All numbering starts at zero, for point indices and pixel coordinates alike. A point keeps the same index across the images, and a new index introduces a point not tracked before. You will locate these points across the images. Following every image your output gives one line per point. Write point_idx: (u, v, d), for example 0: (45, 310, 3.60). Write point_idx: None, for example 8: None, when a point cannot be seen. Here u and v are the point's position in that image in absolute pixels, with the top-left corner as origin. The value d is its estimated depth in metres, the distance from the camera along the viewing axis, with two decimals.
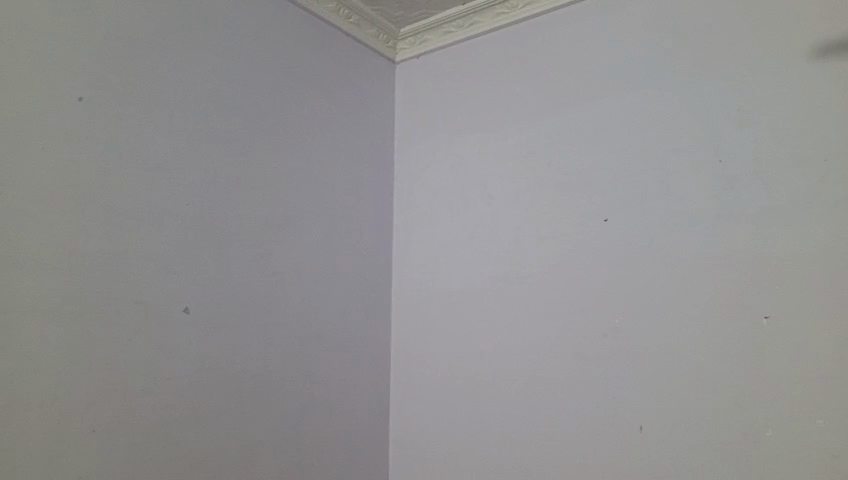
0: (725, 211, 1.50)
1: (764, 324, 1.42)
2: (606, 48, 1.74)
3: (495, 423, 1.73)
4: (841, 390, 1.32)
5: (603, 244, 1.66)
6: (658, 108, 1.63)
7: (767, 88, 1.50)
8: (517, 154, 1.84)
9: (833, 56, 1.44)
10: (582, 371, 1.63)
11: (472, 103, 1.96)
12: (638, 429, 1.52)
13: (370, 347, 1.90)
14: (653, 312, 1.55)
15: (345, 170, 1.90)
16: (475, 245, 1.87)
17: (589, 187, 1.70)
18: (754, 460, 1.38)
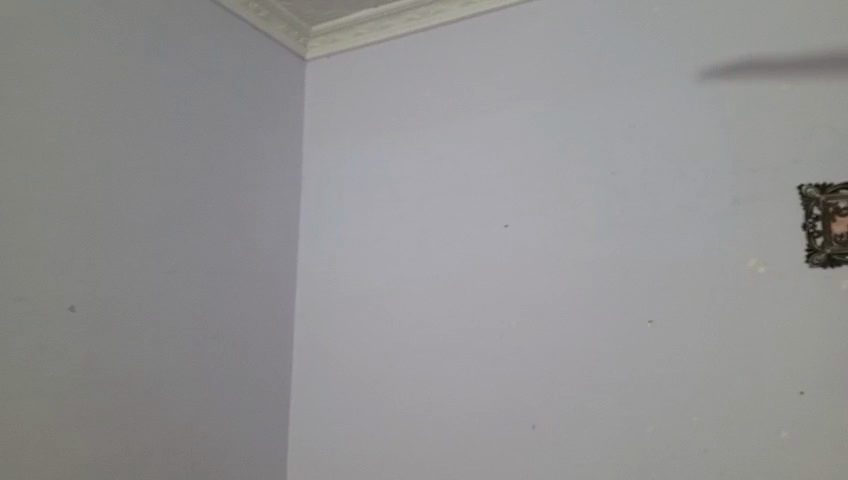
0: (618, 220, 1.59)
1: (648, 327, 1.51)
2: (513, 59, 1.79)
3: (395, 424, 1.75)
4: (715, 389, 1.43)
5: (504, 249, 1.71)
6: (560, 119, 1.70)
7: (660, 106, 1.59)
8: (425, 158, 1.86)
9: (717, 79, 1.54)
10: (481, 371, 1.67)
11: (382, 106, 1.96)
12: (531, 427, 1.59)
13: (271, 348, 1.86)
14: (550, 315, 1.62)
15: (250, 165, 1.85)
16: (379, 247, 1.88)
17: (493, 193, 1.75)
18: (637, 455, 1.47)
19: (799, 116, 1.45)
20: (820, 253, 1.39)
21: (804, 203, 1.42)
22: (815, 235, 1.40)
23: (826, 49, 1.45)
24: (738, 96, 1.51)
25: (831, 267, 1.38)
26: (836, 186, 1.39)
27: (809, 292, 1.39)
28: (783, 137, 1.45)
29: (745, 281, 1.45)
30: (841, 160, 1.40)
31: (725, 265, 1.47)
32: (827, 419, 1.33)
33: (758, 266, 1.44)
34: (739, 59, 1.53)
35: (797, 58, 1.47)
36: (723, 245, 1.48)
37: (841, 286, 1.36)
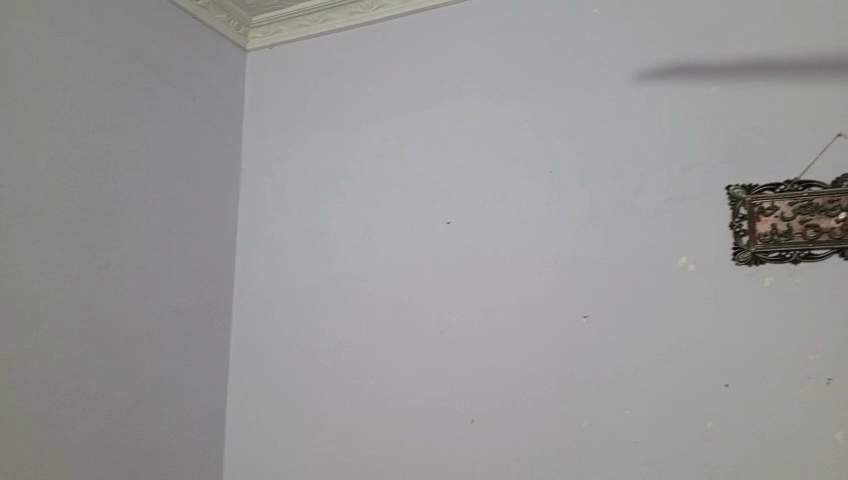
0: (557, 217, 1.62)
1: (584, 323, 1.55)
2: (457, 56, 1.80)
3: (334, 423, 1.74)
4: (647, 382, 1.47)
5: (446, 245, 1.72)
6: (502, 117, 1.72)
7: (599, 105, 1.63)
8: (367, 154, 1.85)
9: (654, 81, 1.59)
10: (421, 368, 1.68)
11: (324, 99, 1.94)
12: (470, 422, 1.60)
13: (207, 345, 1.81)
14: (491, 311, 1.64)
15: (187, 158, 1.80)
16: (319, 243, 1.86)
17: (436, 190, 1.76)
18: (574, 449, 1.50)
19: (729, 120, 1.51)
20: (745, 252, 1.45)
21: (731, 203, 1.47)
22: (741, 234, 1.46)
23: (755, 55, 1.51)
24: (673, 98, 1.56)
25: (756, 264, 1.44)
26: (762, 188, 1.45)
27: (735, 289, 1.44)
28: (714, 139, 1.51)
29: (676, 278, 1.49)
30: (766, 163, 1.46)
31: (658, 261, 1.51)
32: (750, 411, 1.39)
33: (688, 263, 1.49)
34: (674, 62, 1.58)
35: (728, 63, 1.53)
36: (656, 243, 1.52)
37: (765, 283, 1.43)
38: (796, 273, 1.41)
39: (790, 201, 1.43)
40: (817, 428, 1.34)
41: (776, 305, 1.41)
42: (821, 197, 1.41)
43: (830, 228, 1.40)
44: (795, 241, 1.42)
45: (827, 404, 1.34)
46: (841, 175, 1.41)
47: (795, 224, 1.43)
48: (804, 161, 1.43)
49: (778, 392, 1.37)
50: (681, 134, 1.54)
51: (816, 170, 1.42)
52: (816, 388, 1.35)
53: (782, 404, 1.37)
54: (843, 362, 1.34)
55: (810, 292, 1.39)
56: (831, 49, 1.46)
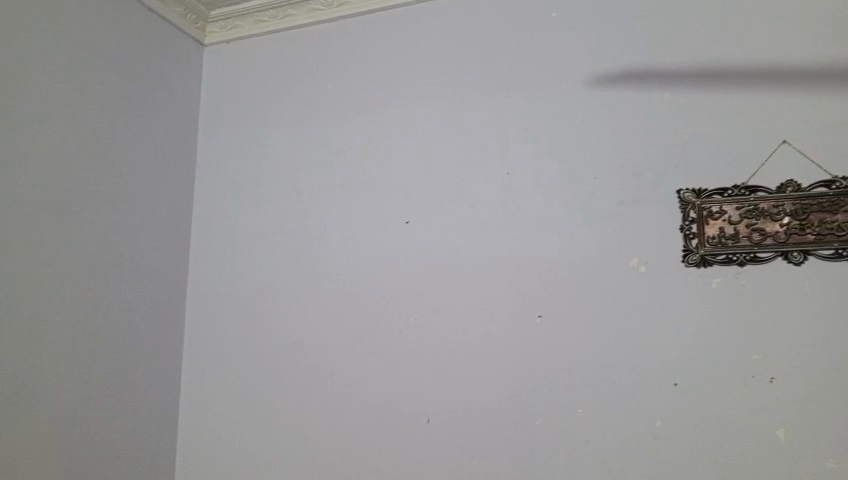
0: (514, 218, 1.64)
1: (539, 323, 1.57)
2: (417, 56, 1.81)
3: (289, 423, 1.72)
4: (600, 381, 1.50)
5: (404, 245, 1.72)
6: (461, 117, 1.73)
7: (556, 109, 1.65)
8: (325, 152, 1.84)
9: (609, 85, 1.62)
10: (378, 368, 1.68)
11: (282, 97, 1.92)
12: (426, 422, 1.61)
13: (159, 344, 1.78)
14: (448, 311, 1.65)
15: (141, 154, 1.76)
16: (276, 242, 1.84)
17: (394, 189, 1.76)
18: (527, 447, 1.52)
19: (681, 125, 1.54)
20: (694, 254, 1.49)
21: (681, 207, 1.51)
22: (690, 237, 1.50)
23: (706, 63, 1.55)
24: (628, 102, 1.59)
25: (704, 267, 1.48)
26: (710, 192, 1.50)
27: (684, 290, 1.48)
28: (666, 144, 1.55)
29: (627, 279, 1.52)
30: (715, 168, 1.50)
31: (610, 263, 1.54)
32: (697, 409, 1.42)
33: (639, 265, 1.52)
34: (629, 67, 1.61)
35: (681, 70, 1.57)
36: (609, 244, 1.55)
37: (712, 285, 1.47)
38: (741, 276, 1.45)
39: (737, 205, 1.48)
40: (760, 425, 1.38)
41: (723, 306, 1.45)
42: (766, 202, 1.46)
43: (775, 232, 1.44)
44: (741, 244, 1.46)
45: (770, 402, 1.38)
46: (785, 180, 1.45)
47: (741, 227, 1.47)
48: (751, 167, 1.48)
49: (724, 391, 1.42)
50: (634, 139, 1.57)
51: (762, 175, 1.47)
52: (761, 387, 1.39)
53: (728, 402, 1.41)
54: (785, 362, 1.39)
55: (755, 294, 1.44)
56: (779, 58, 1.50)
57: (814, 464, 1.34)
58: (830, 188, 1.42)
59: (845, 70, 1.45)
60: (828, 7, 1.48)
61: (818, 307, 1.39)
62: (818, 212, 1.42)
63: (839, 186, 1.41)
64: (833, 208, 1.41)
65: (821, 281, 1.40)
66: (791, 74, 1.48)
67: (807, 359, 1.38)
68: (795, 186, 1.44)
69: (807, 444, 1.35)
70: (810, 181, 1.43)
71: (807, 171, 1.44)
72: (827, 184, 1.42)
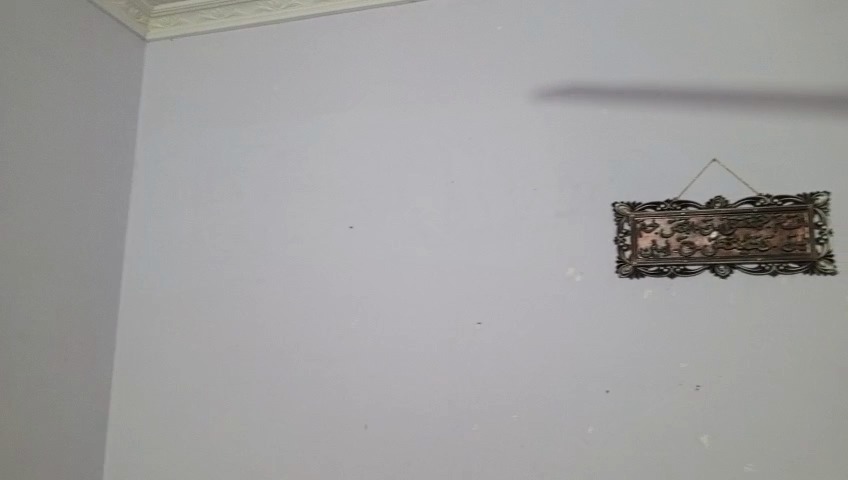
0: (455, 226, 1.66)
1: (477, 330, 1.59)
2: (364, 62, 1.81)
3: (225, 428, 1.70)
4: (533, 388, 1.53)
5: (346, 250, 1.72)
6: (406, 124, 1.75)
7: (499, 120, 1.68)
8: (268, 155, 1.83)
9: (551, 99, 1.66)
10: (316, 373, 1.67)
11: (225, 97, 1.89)
12: (363, 428, 1.61)
13: (87, 346, 1.72)
14: (388, 317, 1.65)
15: (76, 150, 1.70)
16: (214, 245, 1.81)
17: (338, 194, 1.76)
18: (462, 452, 1.54)
19: (618, 140, 1.59)
20: (627, 265, 1.53)
21: (615, 219, 1.56)
22: (624, 248, 1.54)
23: (643, 81, 1.61)
24: (568, 116, 1.64)
25: (636, 278, 1.53)
26: (644, 206, 1.55)
27: (616, 300, 1.53)
28: (603, 158, 1.60)
29: (563, 289, 1.56)
30: (649, 183, 1.56)
31: (547, 272, 1.58)
32: (627, 416, 1.47)
33: (574, 274, 1.56)
34: (571, 81, 1.66)
35: (620, 88, 1.62)
36: (547, 254, 1.59)
37: (644, 296, 1.52)
38: (672, 287, 1.50)
39: (668, 219, 1.53)
40: (687, 432, 1.43)
41: (654, 316, 1.50)
42: (696, 216, 1.52)
43: (703, 245, 1.50)
44: (672, 256, 1.51)
45: (695, 409, 1.44)
46: (714, 196, 1.51)
47: (672, 241, 1.52)
48: (682, 183, 1.54)
49: (653, 398, 1.46)
50: (574, 152, 1.62)
51: (692, 191, 1.53)
52: (687, 395, 1.45)
53: (656, 409, 1.46)
54: (710, 370, 1.45)
55: (683, 305, 1.49)
56: (711, 80, 1.57)
57: (734, 468, 1.40)
58: (755, 204, 1.48)
59: (772, 94, 1.52)
60: (758, 32, 1.56)
61: (742, 319, 1.45)
62: (744, 227, 1.48)
63: (763, 202, 1.48)
64: (757, 223, 1.47)
65: (745, 294, 1.46)
66: (722, 95, 1.55)
67: (730, 368, 1.44)
68: (722, 202, 1.50)
69: (729, 449, 1.41)
70: (736, 198, 1.50)
71: (734, 188, 1.51)
72: (752, 201, 1.49)
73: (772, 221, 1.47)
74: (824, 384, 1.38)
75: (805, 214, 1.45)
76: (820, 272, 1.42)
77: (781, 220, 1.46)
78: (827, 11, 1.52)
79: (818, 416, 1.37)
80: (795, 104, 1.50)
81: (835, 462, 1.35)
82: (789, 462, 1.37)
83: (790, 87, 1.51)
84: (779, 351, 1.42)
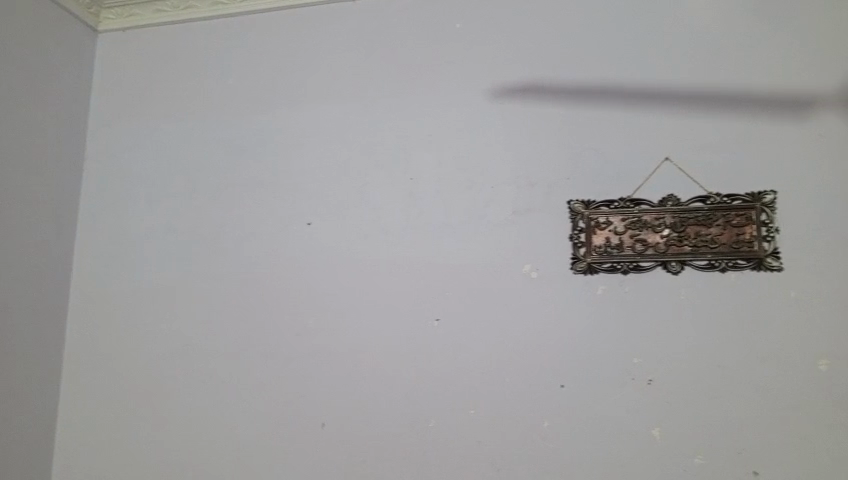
0: (414, 223, 1.66)
1: (436, 326, 1.59)
2: (324, 57, 1.79)
3: (178, 429, 1.67)
4: (491, 383, 1.55)
5: (303, 246, 1.70)
6: (366, 121, 1.74)
7: (458, 117, 1.69)
8: (224, 150, 1.80)
9: (508, 98, 1.68)
10: (273, 371, 1.65)
11: (180, 91, 1.86)
12: (320, 426, 1.60)
13: (33, 345, 1.67)
14: (346, 314, 1.64)
15: (22, 143, 1.65)
16: (168, 241, 1.78)
17: (296, 190, 1.74)
18: (419, 448, 1.54)
19: (575, 139, 1.62)
20: (582, 262, 1.56)
21: (571, 216, 1.59)
22: (579, 245, 1.57)
23: (600, 80, 1.64)
24: (526, 115, 1.66)
25: (591, 274, 1.55)
26: (598, 204, 1.58)
27: (572, 296, 1.55)
28: (559, 156, 1.62)
29: (520, 285, 1.58)
30: (604, 181, 1.59)
31: (505, 269, 1.59)
32: (581, 410, 1.49)
33: (531, 271, 1.58)
34: (528, 80, 1.67)
35: (577, 87, 1.65)
36: (505, 251, 1.60)
37: (598, 292, 1.54)
38: (625, 283, 1.53)
39: (622, 216, 1.56)
40: (639, 424, 1.46)
41: (608, 312, 1.53)
42: (649, 214, 1.55)
43: (656, 243, 1.54)
44: (625, 253, 1.54)
45: (647, 402, 1.47)
46: (666, 195, 1.55)
47: (626, 238, 1.55)
48: (635, 181, 1.57)
49: (607, 391, 1.49)
50: (531, 150, 1.64)
51: (645, 190, 1.56)
52: (640, 388, 1.48)
53: (609, 402, 1.49)
54: (662, 364, 1.48)
55: (637, 301, 1.52)
56: (664, 80, 1.60)
57: (684, 459, 1.43)
58: (705, 203, 1.52)
59: (723, 95, 1.57)
60: (709, 36, 1.60)
61: (692, 314, 1.49)
62: (695, 225, 1.52)
63: (713, 201, 1.52)
64: (707, 221, 1.51)
65: (696, 290, 1.50)
66: (674, 96, 1.59)
67: (681, 362, 1.47)
68: (674, 200, 1.54)
69: (679, 440, 1.44)
70: (687, 196, 1.54)
71: (685, 187, 1.54)
72: (702, 199, 1.53)
73: (721, 219, 1.51)
74: (770, 376, 1.43)
75: (753, 213, 1.50)
76: (767, 268, 1.47)
77: (730, 218, 1.50)
78: (776, 16, 1.57)
79: (764, 408, 1.42)
80: (745, 106, 1.55)
81: (780, 451, 1.39)
82: (737, 452, 1.41)
83: (739, 89, 1.56)
84: (727, 345, 1.46)
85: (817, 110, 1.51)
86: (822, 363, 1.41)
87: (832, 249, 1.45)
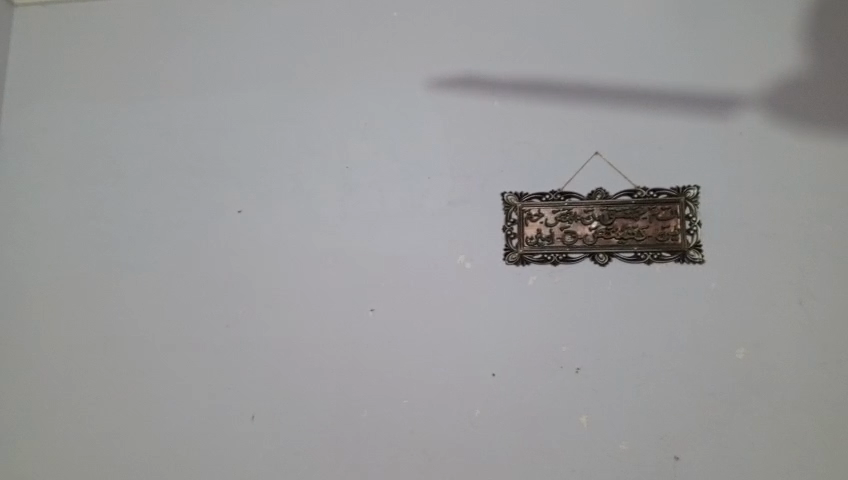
0: (349, 213, 1.65)
1: (370, 316, 1.59)
2: (256, 42, 1.76)
3: (101, 422, 1.61)
4: (423, 373, 1.55)
5: (234, 236, 1.67)
6: (299, 108, 1.71)
7: (392, 107, 1.69)
8: (153, 135, 1.74)
9: (444, 88, 1.68)
10: (202, 363, 1.61)
11: (104, 72, 1.79)
12: (250, 419, 1.57)
13: None
14: (279, 304, 1.62)
15: None
16: (90, 228, 1.72)
17: (226, 177, 1.70)
18: (351, 439, 1.54)
19: (509, 132, 1.64)
20: (514, 253, 1.58)
21: (504, 208, 1.60)
22: (511, 237, 1.59)
23: (533, 74, 1.66)
24: (461, 106, 1.67)
25: (523, 265, 1.58)
26: (531, 196, 1.60)
27: (504, 287, 1.57)
28: (494, 148, 1.64)
29: (453, 276, 1.59)
30: (537, 175, 1.61)
31: (438, 260, 1.60)
32: (511, 399, 1.52)
33: (465, 261, 1.59)
34: (463, 72, 1.68)
35: (511, 80, 1.66)
36: (439, 242, 1.61)
37: (529, 283, 1.57)
38: (555, 274, 1.57)
39: (553, 209, 1.59)
40: (567, 412, 1.50)
41: (538, 302, 1.56)
42: (578, 207, 1.58)
43: (585, 235, 1.57)
44: (556, 245, 1.57)
45: (575, 390, 1.51)
46: (595, 188, 1.59)
47: (556, 230, 1.58)
48: (567, 175, 1.60)
49: (536, 380, 1.52)
50: (465, 142, 1.65)
51: (576, 183, 1.60)
52: (568, 377, 1.52)
53: (538, 392, 1.52)
54: (589, 353, 1.52)
55: (566, 291, 1.56)
56: (596, 76, 1.64)
57: (609, 445, 1.47)
58: (632, 196, 1.57)
59: (651, 92, 1.62)
60: (638, 34, 1.65)
61: (618, 304, 1.54)
62: (622, 218, 1.56)
63: (640, 195, 1.57)
64: (634, 214, 1.56)
65: (622, 281, 1.54)
66: (605, 91, 1.63)
67: (608, 351, 1.52)
68: (603, 194, 1.58)
69: (606, 427, 1.48)
70: (616, 190, 1.58)
71: (614, 180, 1.59)
72: (629, 193, 1.57)
73: (647, 212, 1.56)
74: (691, 365, 1.49)
75: (677, 206, 1.55)
76: (690, 260, 1.53)
77: (656, 211, 1.55)
78: (700, 18, 1.63)
79: (685, 396, 1.47)
80: (671, 104, 1.60)
81: (699, 436, 1.45)
82: (659, 437, 1.46)
83: (665, 87, 1.61)
84: (651, 335, 1.51)
85: (737, 109, 1.58)
86: (739, 351, 1.48)
87: (750, 243, 1.52)
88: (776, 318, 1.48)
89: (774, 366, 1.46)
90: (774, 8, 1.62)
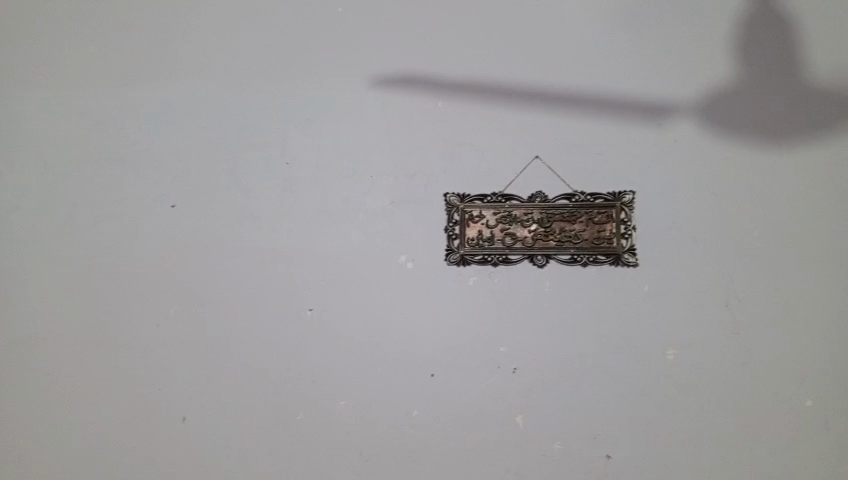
0: (288, 210, 1.63)
1: (309, 316, 1.57)
2: (195, 33, 1.72)
3: (25, 421, 1.56)
4: (360, 373, 1.55)
5: (170, 231, 1.63)
6: (239, 102, 1.68)
7: (335, 104, 1.67)
8: (85, 125, 1.69)
9: (387, 88, 1.67)
10: (134, 362, 1.57)
11: (35, 58, 1.73)
12: (182, 419, 1.54)
13: None
14: (215, 302, 1.59)
15: None
16: (17, 220, 1.66)
17: (162, 170, 1.66)
18: (287, 440, 1.52)
19: (451, 134, 1.65)
20: (455, 253, 1.59)
21: (446, 209, 1.61)
22: (453, 237, 1.60)
23: (476, 77, 1.67)
24: (404, 106, 1.66)
25: (463, 266, 1.59)
26: (472, 198, 1.61)
27: (443, 287, 1.58)
28: (436, 149, 1.64)
29: (393, 275, 1.59)
30: (479, 176, 1.62)
31: (379, 259, 1.60)
32: (448, 399, 1.53)
33: (406, 261, 1.59)
34: (408, 72, 1.68)
35: (454, 81, 1.67)
36: (380, 241, 1.61)
37: (468, 283, 1.58)
38: (494, 276, 1.58)
39: (494, 211, 1.61)
40: (502, 412, 1.52)
41: (477, 303, 1.57)
42: (519, 209, 1.60)
43: (524, 237, 1.59)
44: (496, 246, 1.59)
45: (512, 391, 1.52)
46: (535, 191, 1.61)
47: (497, 231, 1.60)
48: (507, 177, 1.62)
49: (473, 380, 1.53)
50: (408, 142, 1.65)
51: (516, 186, 1.61)
52: (505, 377, 1.53)
53: (475, 392, 1.53)
54: (526, 354, 1.54)
55: (504, 292, 1.57)
56: (537, 81, 1.66)
57: (543, 444, 1.50)
58: (570, 200, 1.60)
59: (590, 98, 1.65)
60: (579, 41, 1.68)
61: (555, 306, 1.56)
62: (560, 221, 1.59)
63: (578, 199, 1.60)
64: (572, 218, 1.59)
65: (559, 284, 1.57)
66: (546, 96, 1.65)
67: (544, 352, 1.54)
68: (542, 197, 1.60)
69: (540, 427, 1.50)
70: (555, 193, 1.61)
71: (552, 184, 1.61)
72: (568, 196, 1.60)
73: (585, 216, 1.59)
74: (623, 366, 1.52)
75: (613, 211, 1.58)
76: (624, 264, 1.56)
77: (593, 215, 1.59)
78: (638, 28, 1.68)
79: (617, 396, 1.51)
80: (609, 111, 1.64)
81: (630, 436, 1.49)
82: (591, 437, 1.49)
83: (604, 94, 1.65)
84: (586, 336, 1.54)
85: (672, 118, 1.62)
86: (669, 352, 1.52)
87: (682, 248, 1.56)
88: (704, 321, 1.53)
89: (702, 367, 1.51)
90: (707, 21, 1.67)
